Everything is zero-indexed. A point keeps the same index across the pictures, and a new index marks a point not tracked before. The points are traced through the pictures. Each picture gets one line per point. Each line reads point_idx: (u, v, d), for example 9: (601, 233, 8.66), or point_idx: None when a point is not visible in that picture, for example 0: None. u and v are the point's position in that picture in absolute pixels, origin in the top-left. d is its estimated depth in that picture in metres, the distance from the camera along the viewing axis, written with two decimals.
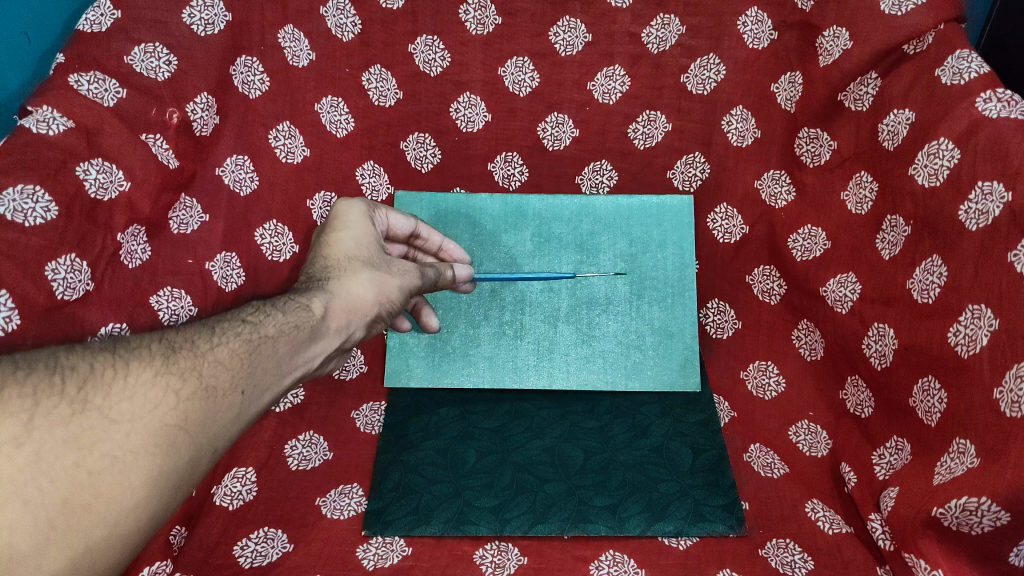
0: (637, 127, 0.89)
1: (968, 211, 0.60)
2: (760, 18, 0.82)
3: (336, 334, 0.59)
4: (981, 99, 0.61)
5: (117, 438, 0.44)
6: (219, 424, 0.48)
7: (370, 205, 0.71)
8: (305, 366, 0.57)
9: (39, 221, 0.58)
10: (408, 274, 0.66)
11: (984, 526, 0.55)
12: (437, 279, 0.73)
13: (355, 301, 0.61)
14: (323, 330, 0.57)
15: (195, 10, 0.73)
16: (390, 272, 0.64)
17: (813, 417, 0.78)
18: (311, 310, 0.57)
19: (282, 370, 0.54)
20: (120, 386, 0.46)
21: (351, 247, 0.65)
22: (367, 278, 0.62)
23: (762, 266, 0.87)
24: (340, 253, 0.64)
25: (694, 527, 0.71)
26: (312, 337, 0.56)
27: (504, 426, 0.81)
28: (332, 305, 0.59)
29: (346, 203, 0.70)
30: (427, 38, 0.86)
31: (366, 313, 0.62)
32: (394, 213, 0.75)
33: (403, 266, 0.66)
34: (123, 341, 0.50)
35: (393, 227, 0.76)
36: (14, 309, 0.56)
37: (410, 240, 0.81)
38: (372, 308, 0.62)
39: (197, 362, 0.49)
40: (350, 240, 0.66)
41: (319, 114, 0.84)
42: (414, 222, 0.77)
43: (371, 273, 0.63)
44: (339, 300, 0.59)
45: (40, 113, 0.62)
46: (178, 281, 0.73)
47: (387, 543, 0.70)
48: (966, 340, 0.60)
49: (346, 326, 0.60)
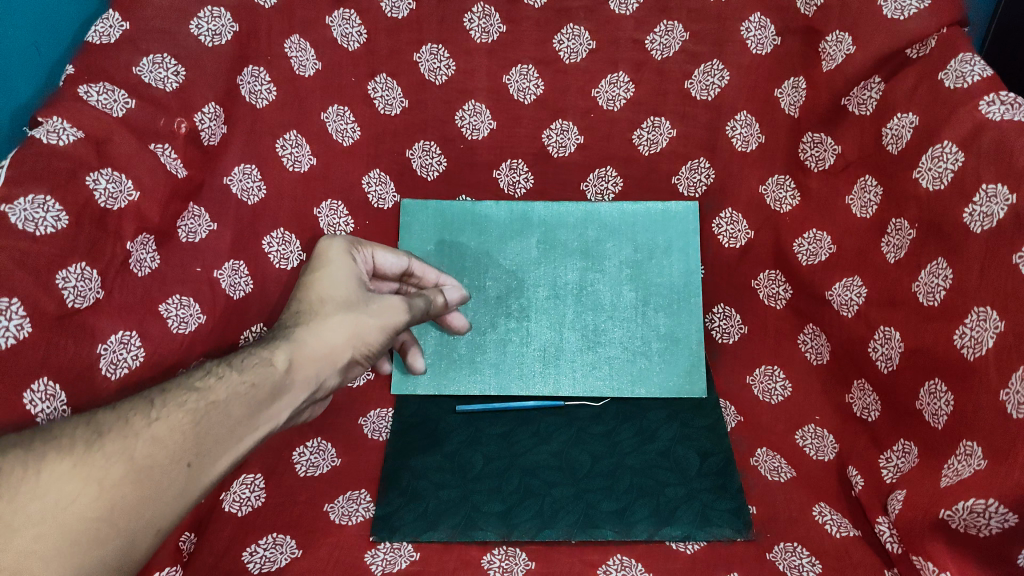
0: (641, 133, 0.90)
1: (973, 214, 0.61)
2: (763, 23, 0.83)
3: (303, 387, 0.59)
4: (985, 102, 0.62)
5: (28, 540, 0.42)
6: (156, 504, 0.47)
7: (353, 243, 0.72)
8: (271, 423, 0.56)
9: (50, 230, 0.59)
10: (390, 313, 0.66)
11: (992, 528, 0.55)
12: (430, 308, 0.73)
13: (323, 350, 0.60)
14: (286, 386, 0.57)
15: (203, 22, 0.73)
16: (367, 314, 0.64)
17: (820, 422, 0.78)
18: (273, 364, 0.57)
19: (237, 434, 0.53)
20: (33, 484, 0.44)
21: (328, 291, 0.64)
22: (342, 323, 0.62)
23: (768, 270, 0.87)
24: (315, 297, 0.64)
25: (702, 531, 0.72)
26: (273, 394, 0.56)
27: (511, 433, 0.82)
28: (297, 359, 0.58)
29: (328, 241, 0.70)
30: (432, 47, 0.88)
31: (339, 360, 0.62)
32: (381, 250, 0.75)
33: (384, 305, 0.66)
34: (43, 429, 0.47)
35: (381, 265, 0.76)
36: (26, 317, 0.56)
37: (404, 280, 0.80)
38: (344, 355, 0.62)
39: (128, 444, 0.48)
40: (326, 282, 0.65)
41: (326, 123, 0.85)
42: (404, 260, 0.77)
43: (347, 317, 0.63)
44: (305, 353, 0.59)
45: (50, 123, 0.62)
46: (188, 289, 0.72)
47: (395, 549, 0.71)
48: (972, 342, 0.60)
49: (312, 378, 0.59)
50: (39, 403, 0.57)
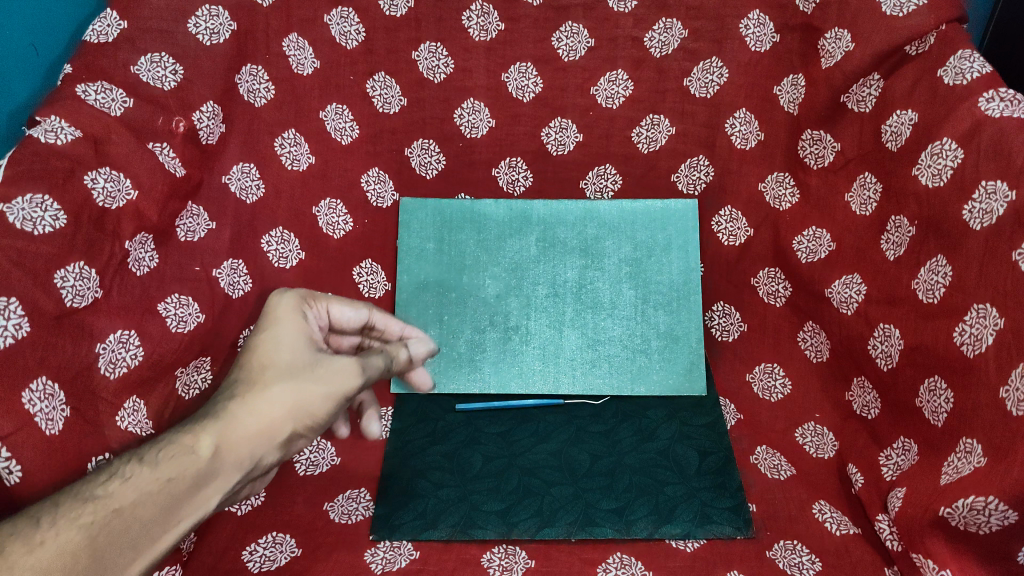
0: (640, 130, 0.90)
1: (972, 211, 0.61)
2: (762, 20, 0.83)
3: (234, 472, 0.52)
4: (984, 99, 0.61)
5: None
6: None
7: (305, 299, 0.66)
8: (197, 515, 0.50)
9: (48, 229, 0.57)
10: (339, 376, 0.58)
11: (992, 525, 0.55)
12: (390, 363, 0.66)
13: (256, 429, 0.53)
14: (211, 475, 0.50)
15: (201, 20, 0.73)
16: (312, 380, 0.57)
17: (819, 419, 0.78)
18: (195, 452, 0.50)
19: (150, 538, 0.47)
20: None
21: (270, 357, 0.58)
22: (281, 394, 0.55)
23: (768, 268, 0.87)
24: (255, 365, 0.57)
25: (701, 529, 0.71)
26: (195, 485, 0.49)
27: (510, 431, 0.82)
28: (225, 442, 0.52)
29: (278, 298, 0.65)
30: (430, 45, 0.87)
31: (278, 436, 0.54)
32: (336, 304, 0.69)
33: (332, 368, 0.58)
34: None
35: (338, 320, 0.70)
36: (24, 317, 0.54)
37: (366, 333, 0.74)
38: (284, 430, 0.55)
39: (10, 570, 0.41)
40: (270, 348, 0.59)
41: (324, 121, 0.85)
42: (363, 313, 0.71)
43: (287, 386, 0.56)
44: (234, 434, 0.52)
45: (49, 122, 0.62)
46: (186, 288, 0.72)
47: (395, 547, 0.71)
48: (971, 339, 0.60)
49: (244, 461, 0.52)
50: (39, 403, 0.54)
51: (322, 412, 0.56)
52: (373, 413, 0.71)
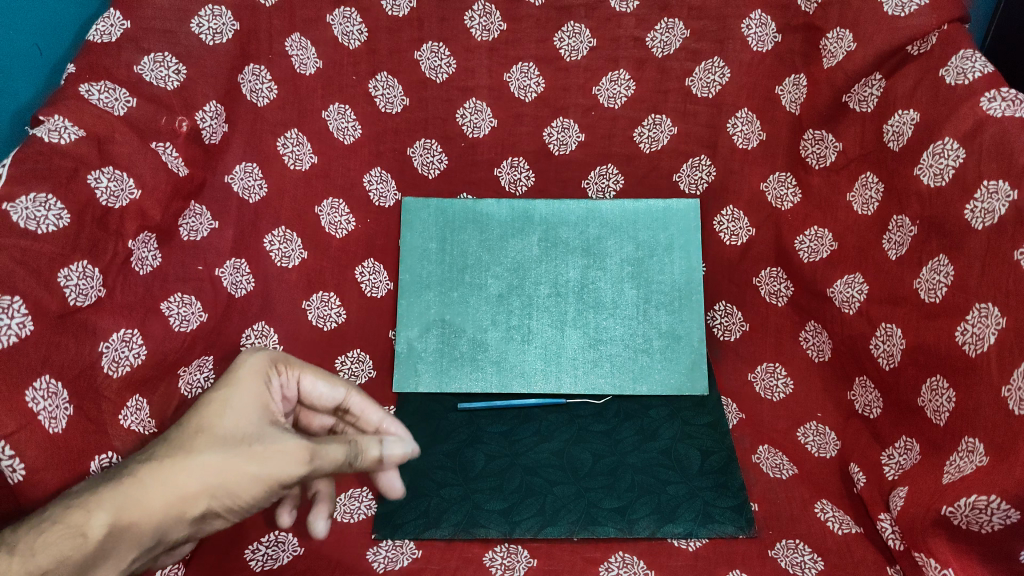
0: (642, 130, 0.90)
1: (974, 210, 0.61)
2: (764, 21, 0.83)
3: (130, 550, 0.49)
4: (985, 99, 0.62)
5: None
6: None
7: (274, 364, 0.62)
8: None
9: (51, 228, 0.57)
10: (270, 464, 0.53)
11: (994, 524, 0.55)
12: (349, 458, 0.57)
13: (161, 508, 0.50)
14: (103, 555, 0.48)
15: (205, 20, 0.73)
16: (235, 464, 0.53)
17: (822, 418, 0.78)
18: (90, 531, 0.47)
19: None
20: None
21: (203, 425, 0.54)
22: (197, 473, 0.51)
23: (770, 267, 0.87)
24: (187, 430, 0.54)
25: (704, 529, 0.71)
26: (85, 565, 0.47)
27: (512, 430, 0.82)
28: (123, 522, 0.48)
29: (248, 357, 0.62)
30: (433, 45, 0.88)
31: (186, 514, 0.51)
32: (308, 376, 0.65)
33: (263, 451, 0.54)
34: None
35: (311, 393, 0.66)
36: (28, 315, 0.54)
37: (342, 415, 0.69)
38: (194, 510, 0.51)
39: None
40: (211, 414, 0.55)
41: (327, 121, 0.86)
42: (338, 391, 0.66)
43: (206, 463, 0.52)
44: (136, 513, 0.49)
45: (52, 122, 0.62)
46: (189, 287, 0.72)
47: (397, 546, 0.71)
48: (973, 339, 0.60)
49: (144, 542, 0.50)
50: (41, 402, 0.54)
51: (240, 497, 0.52)
52: (322, 509, 0.65)
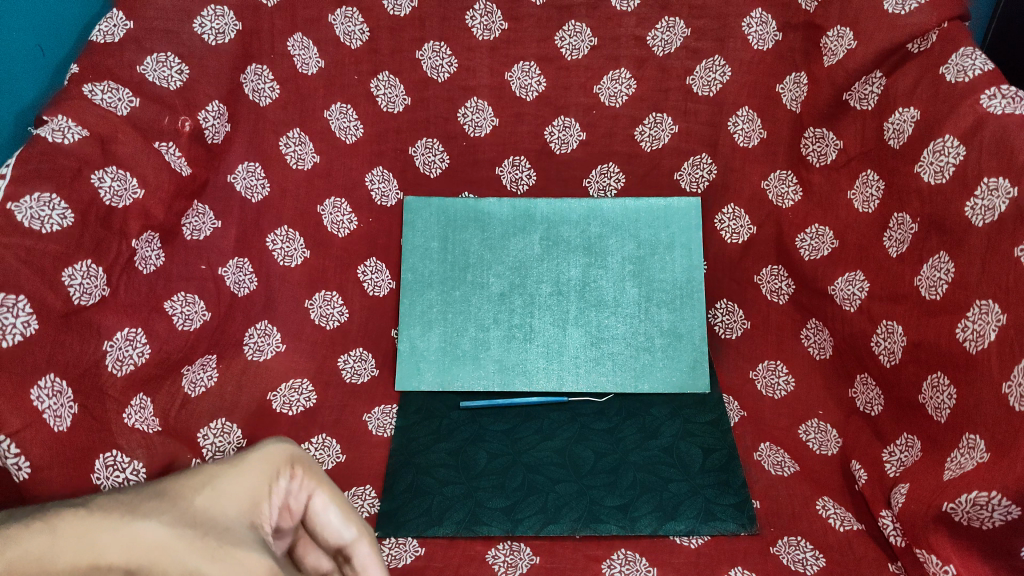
0: (643, 129, 0.90)
1: (974, 207, 0.61)
2: (765, 19, 0.83)
3: None
4: (986, 97, 0.62)
5: None
6: None
7: (298, 458, 0.55)
8: None
9: (56, 228, 0.58)
10: (202, 564, 0.43)
11: (995, 521, 0.55)
12: None
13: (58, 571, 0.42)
14: None
15: (206, 20, 0.74)
16: (167, 549, 0.43)
17: (823, 416, 0.78)
18: None
19: None
20: None
21: (174, 495, 0.48)
22: (121, 541, 0.43)
23: (771, 265, 0.88)
24: (153, 493, 0.47)
25: (706, 526, 0.71)
26: None
27: (514, 429, 0.82)
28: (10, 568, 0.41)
29: (280, 443, 0.55)
30: (434, 44, 0.88)
31: None
32: (323, 495, 0.54)
33: (208, 546, 0.44)
34: None
35: (322, 518, 0.54)
36: (33, 314, 0.54)
37: (340, 565, 0.55)
38: None
39: None
40: (194, 487, 0.49)
41: (329, 120, 0.86)
42: (349, 527, 0.54)
43: (136, 533, 0.44)
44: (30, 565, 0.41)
45: (56, 122, 0.62)
46: (192, 286, 0.72)
47: (400, 544, 0.71)
48: (973, 335, 0.60)
49: None
50: (47, 400, 0.54)
51: None
52: None
